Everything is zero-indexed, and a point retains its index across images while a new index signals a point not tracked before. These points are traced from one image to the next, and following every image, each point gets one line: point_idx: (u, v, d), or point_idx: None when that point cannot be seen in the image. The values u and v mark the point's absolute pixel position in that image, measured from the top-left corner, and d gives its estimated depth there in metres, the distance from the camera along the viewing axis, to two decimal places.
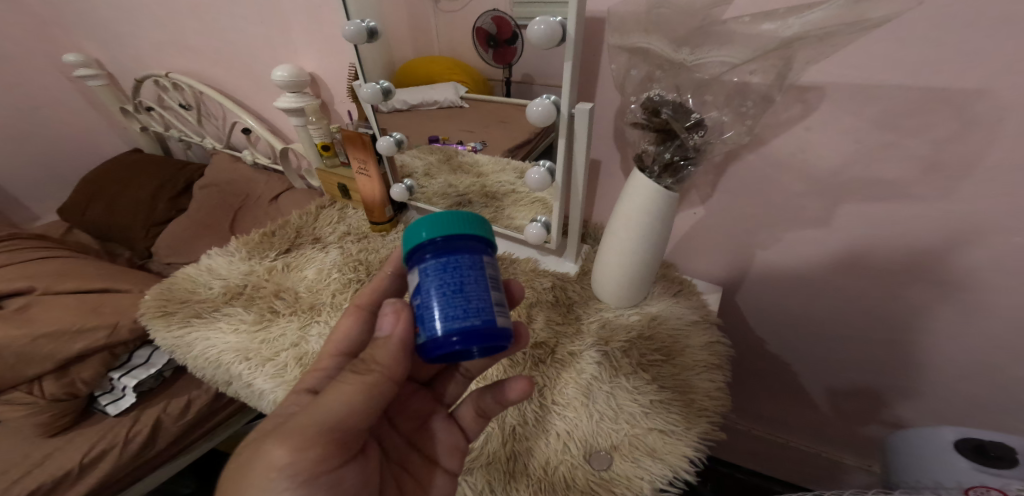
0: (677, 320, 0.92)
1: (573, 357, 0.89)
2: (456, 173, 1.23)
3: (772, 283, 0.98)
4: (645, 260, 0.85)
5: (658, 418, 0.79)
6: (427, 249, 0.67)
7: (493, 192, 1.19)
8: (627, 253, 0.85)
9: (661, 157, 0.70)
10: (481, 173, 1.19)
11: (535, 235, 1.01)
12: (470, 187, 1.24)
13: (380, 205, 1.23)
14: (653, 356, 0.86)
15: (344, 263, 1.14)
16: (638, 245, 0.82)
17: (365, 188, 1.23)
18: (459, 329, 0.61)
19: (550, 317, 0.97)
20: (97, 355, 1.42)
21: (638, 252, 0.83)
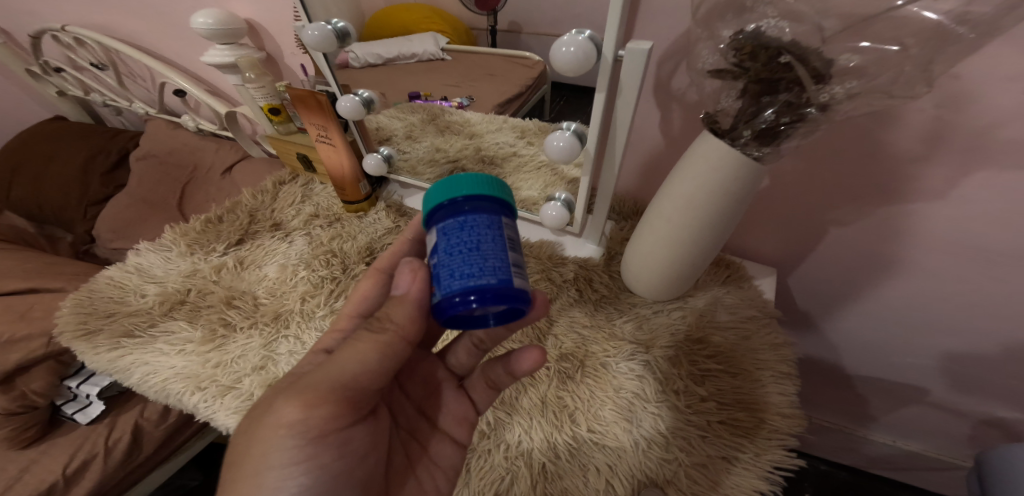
0: (730, 316, 0.76)
1: (607, 369, 0.72)
2: (442, 136, 1.03)
3: (839, 263, 0.81)
4: (703, 251, 0.66)
5: (719, 444, 0.64)
6: (442, 206, 0.50)
7: (490, 156, 0.99)
8: (681, 243, 0.66)
9: (759, 120, 0.50)
10: (473, 133, 0.99)
11: (552, 217, 0.81)
12: (461, 152, 1.02)
13: (353, 182, 0.97)
14: (707, 365, 0.70)
15: (312, 258, 0.89)
16: (699, 231, 0.63)
17: (331, 161, 0.96)
18: (475, 288, 0.44)
19: (574, 317, 0.79)
20: (43, 365, 1.15)
21: (698, 240, 0.64)
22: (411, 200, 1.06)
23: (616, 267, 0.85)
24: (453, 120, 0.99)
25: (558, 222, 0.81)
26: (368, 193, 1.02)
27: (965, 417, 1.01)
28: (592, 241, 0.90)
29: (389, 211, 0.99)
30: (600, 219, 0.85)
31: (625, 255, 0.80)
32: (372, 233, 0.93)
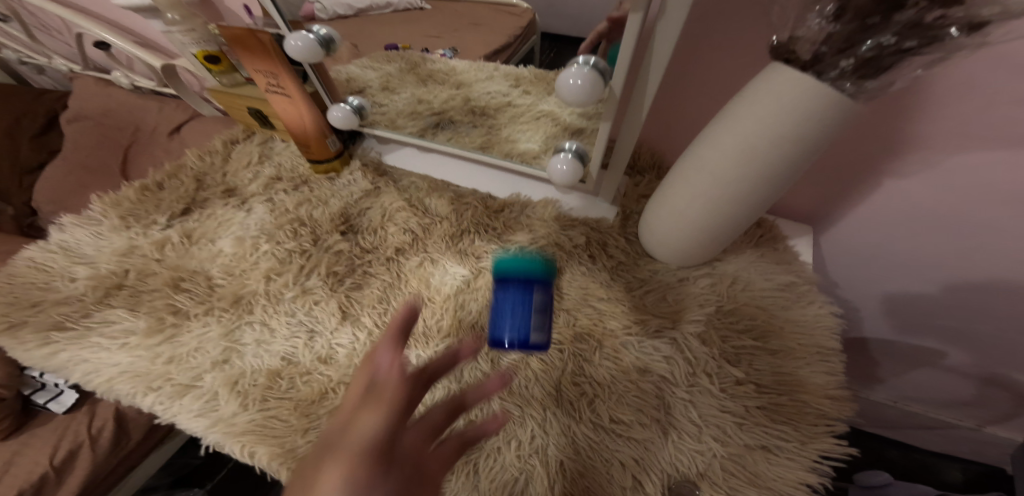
0: (765, 284, 0.66)
1: (627, 349, 0.62)
2: (424, 87, 0.87)
3: (882, 219, 0.72)
4: (748, 210, 0.56)
5: (758, 433, 0.56)
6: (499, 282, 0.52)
7: (480, 106, 0.83)
8: (723, 201, 0.55)
9: (873, 44, 0.39)
10: (460, 83, 0.84)
11: (559, 172, 0.68)
12: (446, 105, 0.86)
13: (318, 137, 0.81)
14: (742, 342, 0.61)
15: (275, 228, 0.75)
16: (749, 188, 0.52)
17: (286, 115, 0.80)
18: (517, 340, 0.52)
19: (588, 289, 0.67)
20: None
21: (746, 197, 0.54)
22: (391, 158, 0.90)
23: (631, 229, 0.73)
24: (437, 69, 0.84)
25: (568, 177, 0.68)
26: (340, 151, 0.86)
27: (988, 381, 0.95)
28: (605, 200, 0.76)
29: (364, 169, 0.85)
30: (618, 171, 0.72)
31: (647, 215, 0.69)
32: (344, 198, 0.80)
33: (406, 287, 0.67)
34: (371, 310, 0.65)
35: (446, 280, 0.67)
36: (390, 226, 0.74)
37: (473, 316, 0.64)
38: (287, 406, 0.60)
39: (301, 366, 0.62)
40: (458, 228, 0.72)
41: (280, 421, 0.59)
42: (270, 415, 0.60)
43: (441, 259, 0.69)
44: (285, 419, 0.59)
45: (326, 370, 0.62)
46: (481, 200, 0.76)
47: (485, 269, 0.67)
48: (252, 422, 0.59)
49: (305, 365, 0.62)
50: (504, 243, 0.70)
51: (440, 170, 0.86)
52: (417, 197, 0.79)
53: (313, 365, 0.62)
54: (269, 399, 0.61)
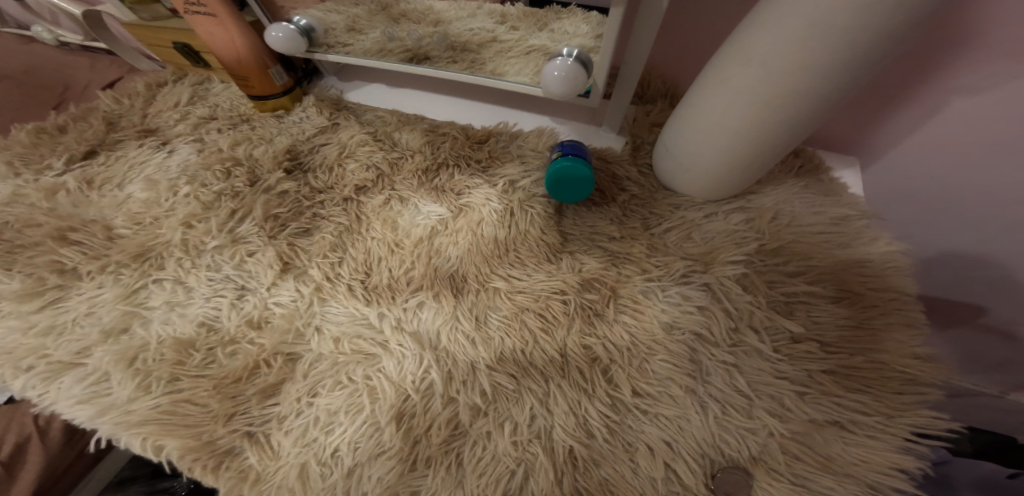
0: (817, 216, 0.52)
1: (650, 299, 0.48)
2: (396, 26, 0.68)
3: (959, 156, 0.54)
4: (812, 116, 0.40)
5: (826, 404, 0.42)
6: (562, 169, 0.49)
7: (461, 44, 0.65)
8: (777, 102, 0.39)
9: None
10: (440, 21, 0.66)
11: (557, 82, 0.48)
12: (422, 43, 0.67)
13: (256, 67, 0.59)
14: (797, 290, 0.46)
15: (202, 169, 0.57)
16: (820, 79, 0.36)
17: (209, 37, 0.56)
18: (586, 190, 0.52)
19: (597, 228, 0.53)
20: None
21: (811, 94, 0.37)
22: (355, 96, 0.69)
23: (645, 158, 0.58)
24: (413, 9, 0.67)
25: (568, 90, 0.48)
26: (289, 85, 0.63)
27: (1000, 372, 0.74)
28: (610, 129, 0.62)
29: (320, 103, 0.63)
30: (631, 80, 0.54)
31: (668, 136, 0.53)
32: (290, 136, 0.60)
33: (365, 232, 0.52)
34: (319, 261, 0.51)
35: (419, 224, 0.53)
36: (348, 160, 0.57)
37: (453, 267, 0.51)
38: (204, 387, 0.45)
39: (225, 333, 0.48)
40: (433, 162, 0.56)
41: (193, 407, 0.44)
42: (180, 399, 0.45)
43: (412, 197, 0.54)
44: (202, 403, 0.44)
45: (258, 339, 0.48)
46: (461, 129, 0.60)
47: (467, 208, 0.53)
48: (155, 410, 0.44)
49: (231, 332, 0.48)
50: (491, 179, 0.55)
51: (420, 106, 0.66)
52: (387, 130, 0.60)
53: (241, 332, 0.48)
54: (180, 378, 0.46)
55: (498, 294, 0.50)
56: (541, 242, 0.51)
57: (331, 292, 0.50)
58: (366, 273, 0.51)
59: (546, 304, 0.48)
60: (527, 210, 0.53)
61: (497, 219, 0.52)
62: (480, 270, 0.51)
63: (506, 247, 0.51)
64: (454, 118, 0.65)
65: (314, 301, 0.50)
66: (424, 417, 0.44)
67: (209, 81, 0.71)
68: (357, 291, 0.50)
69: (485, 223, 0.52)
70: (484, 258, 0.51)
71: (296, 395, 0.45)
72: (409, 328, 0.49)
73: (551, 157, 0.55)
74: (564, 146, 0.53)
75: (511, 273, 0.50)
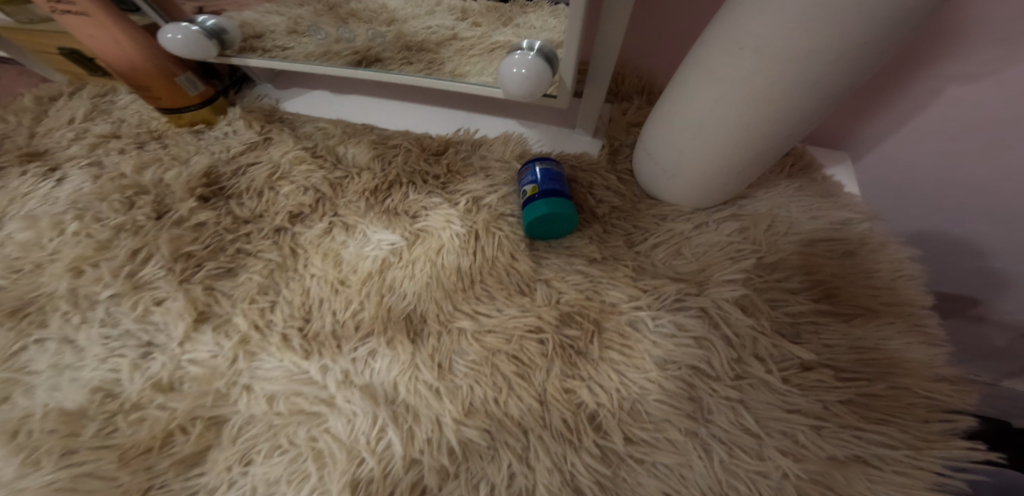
0: (816, 222, 0.46)
1: (640, 333, 0.42)
2: (344, 26, 0.58)
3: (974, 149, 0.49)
4: (816, 109, 0.33)
5: (846, 439, 0.36)
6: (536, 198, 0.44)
7: (418, 44, 0.55)
8: (774, 96, 0.33)
9: None
10: (394, 20, 0.56)
11: (517, 81, 0.40)
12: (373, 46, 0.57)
13: (157, 74, 0.50)
14: (803, 311, 0.41)
15: (97, 200, 0.48)
16: (826, 66, 0.29)
17: (93, 42, 0.47)
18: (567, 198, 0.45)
19: (576, 250, 0.46)
20: None
21: (815, 85, 0.31)
22: (294, 105, 0.59)
23: (625, 164, 0.52)
24: (364, 7, 0.57)
25: (531, 90, 0.40)
26: (207, 95, 0.55)
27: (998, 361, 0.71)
28: (584, 132, 0.55)
29: (250, 114, 0.54)
30: (604, 75, 0.47)
31: (649, 137, 0.46)
32: (210, 156, 0.50)
33: (302, 268, 0.44)
34: (245, 308, 0.43)
35: (368, 255, 0.45)
36: (282, 181, 0.48)
37: (408, 307, 0.43)
38: (109, 458, 0.36)
39: (126, 399, 0.39)
40: (383, 181, 0.48)
41: (96, 481, 0.35)
42: (81, 473, 0.36)
43: (358, 223, 0.46)
44: (109, 476, 0.36)
45: (170, 402, 0.39)
46: (415, 140, 0.51)
47: (425, 233, 0.46)
48: (49, 489, 0.35)
49: (133, 397, 0.39)
50: (452, 196, 0.47)
51: (369, 114, 0.58)
52: (328, 145, 0.51)
53: (145, 397, 0.39)
54: (76, 450, 0.37)
55: (464, 335, 0.43)
56: (512, 272, 0.44)
57: (259, 344, 0.42)
58: (305, 317, 0.43)
59: (520, 346, 0.42)
60: (494, 233, 0.45)
61: (460, 246, 0.45)
62: (440, 306, 0.43)
63: (471, 277, 0.44)
64: (407, 126, 0.56)
65: (239, 355, 0.41)
66: (383, 482, 0.36)
67: (113, 92, 0.61)
68: (294, 340, 0.42)
69: (445, 251, 0.45)
70: (445, 292, 0.44)
71: (226, 463, 0.37)
72: (358, 381, 0.41)
73: (520, 190, 0.47)
74: (536, 172, 0.46)
75: (477, 307, 0.43)
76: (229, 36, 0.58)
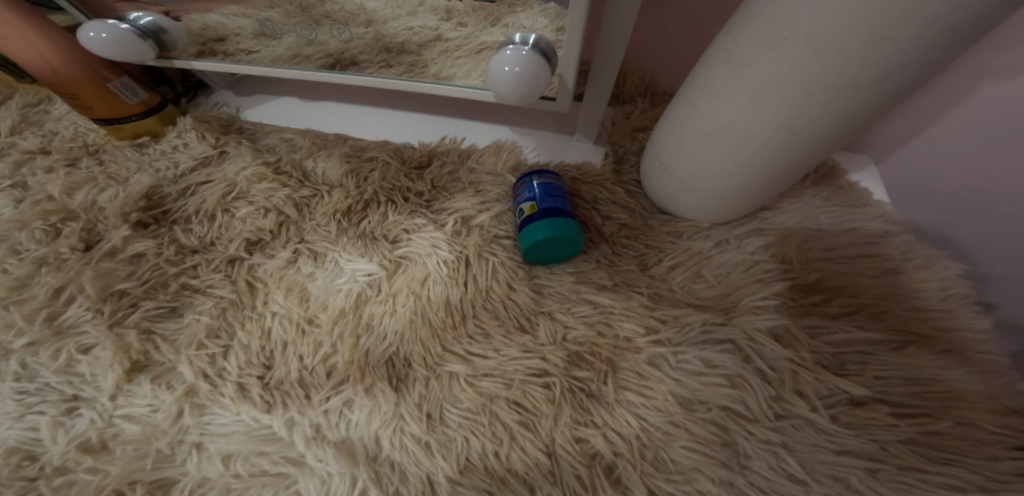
0: (850, 235, 0.41)
1: (662, 371, 0.36)
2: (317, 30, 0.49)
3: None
4: (877, 108, 0.27)
5: (910, 484, 0.31)
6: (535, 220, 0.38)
7: (399, 45, 0.48)
8: (826, 96, 0.26)
9: None
10: (373, 20, 0.47)
11: (511, 80, 0.34)
12: (349, 48, 0.50)
13: (87, 80, 0.43)
14: (847, 340, 0.35)
15: (15, 227, 0.40)
16: (898, 57, 0.23)
17: (10, 46, 0.40)
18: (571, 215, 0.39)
19: (582, 275, 0.40)
20: None
21: (881, 80, 0.24)
22: (256, 113, 0.53)
23: (631, 175, 0.47)
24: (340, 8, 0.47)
25: (528, 91, 0.34)
26: (151, 103, 0.48)
27: None
28: (585, 138, 0.49)
29: (202, 124, 0.47)
30: (608, 70, 0.41)
31: (661, 143, 0.40)
32: (153, 175, 0.43)
33: (262, 305, 0.38)
34: (191, 355, 0.36)
35: (339, 289, 0.38)
36: (238, 202, 0.41)
37: (387, 348, 0.37)
38: None
39: (47, 463, 0.32)
40: (357, 200, 0.42)
41: None
42: None
43: (328, 251, 0.40)
44: None
45: (100, 468, 0.32)
46: (394, 152, 0.45)
47: (407, 261, 0.39)
48: None
49: (53, 462, 0.32)
50: (437, 216, 0.41)
51: (342, 122, 0.51)
52: (294, 159, 0.44)
53: (70, 460, 0.32)
54: None
55: (455, 380, 0.36)
56: (509, 305, 0.38)
57: (208, 397, 0.35)
58: (266, 363, 0.36)
59: (522, 391, 0.35)
60: (487, 259, 0.39)
61: (448, 276, 0.39)
62: (426, 346, 0.37)
63: (461, 311, 0.38)
64: (384, 135, 0.50)
65: (185, 410, 0.34)
66: None
67: (48, 102, 0.54)
68: (252, 391, 0.35)
69: (431, 281, 0.38)
70: (432, 328, 0.37)
71: None
72: (332, 436, 0.34)
73: (516, 208, 0.41)
74: (534, 188, 0.40)
75: (470, 346, 0.37)
76: (171, 35, 0.50)
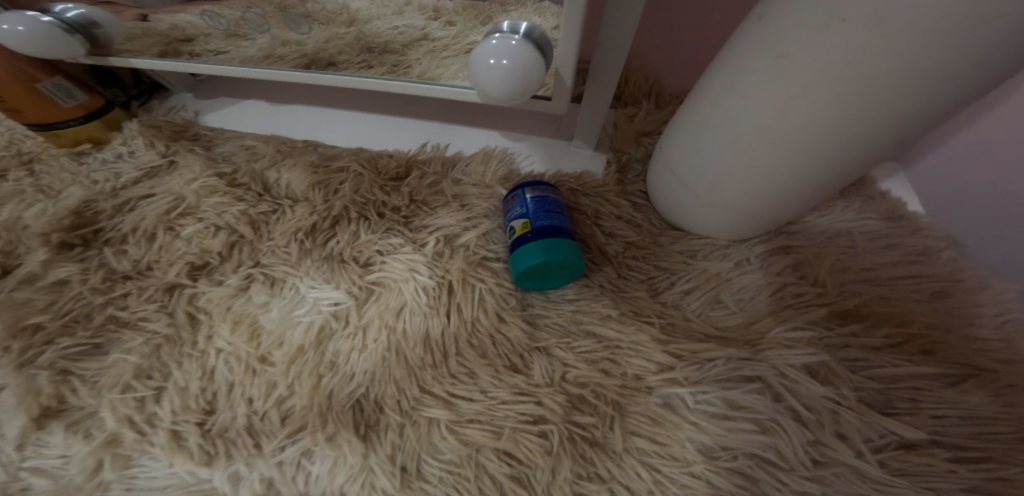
0: (889, 253, 0.36)
1: (676, 414, 0.30)
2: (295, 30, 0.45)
3: None
4: (954, 106, 0.21)
5: None
6: (530, 239, 0.32)
7: (382, 45, 0.44)
8: (888, 93, 0.21)
9: None
10: (355, 20, 0.44)
11: (498, 75, 0.28)
12: (327, 48, 0.45)
13: (18, 83, 0.38)
14: (897, 375, 0.29)
15: None
16: (994, 39, 0.17)
17: None
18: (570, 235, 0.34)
19: (583, 301, 0.35)
20: None
21: (966, 70, 0.19)
22: (217, 117, 0.47)
23: (636, 185, 0.41)
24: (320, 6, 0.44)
25: (517, 89, 0.29)
26: (93, 107, 0.43)
27: None
28: (584, 144, 0.44)
29: (150, 131, 0.42)
30: (611, 70, 0.36)
31: (674, 150, 0.35)
32: (86, 187, 0.39)
33: (204, 341, 0.32)
34: (114, 399, 0.30)
35: (298, 322, 0.33)
36: (185, 218, 0.36)
37: (354, 390, 0.31)
38: None
39: None
40: (324, 216, 0.36)
41: None
42: None
43: (287, 276, 0.34)
44: None
45: None
46: (368, 161, 0.40)
47: (380, 288, 0.34)
48: None
49: None
50: (416, 235, 0.36)
51: (313, 127, 0.46)
52: (253, 170, 0.39)
53: None
54: None
55: (434, 426, 0.30)
56: (497, 339, 0.33)
57: (133, 448, 0.29)
58: (206, 407, 0.31)
59: (514, 441, 0.30)
60: (473, 286, 0.34)
61: (427, 305, 0.33)
62: (399, 387, 0.31)
63: (442, 347, 0.33)
64: (359, 141, 0.45)
65: (103, 462, 0.29)
66: None
67: None
68: (188, 439, 0.29)
69: (408, 311, 0.33)
70: (407, 367, 0.32)
71: None
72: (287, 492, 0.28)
73: (507, 226, 0.36)
74: (527, 202, 0.34)
75: (452, 386, 0.31)
76: (102, 30, 0.45)
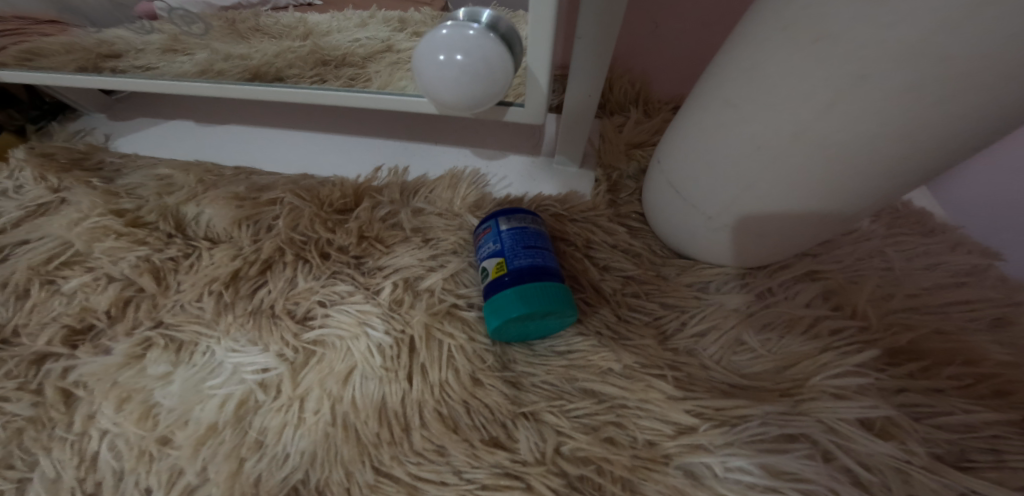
0: (930, 276, 0.31)
1: (702, 489, 0.23)
2: (242, 45, 0.39)
3: None
4: None
5: None
6: (507, 284, 0.26)
7: (338, 58, 0.38)
8: (987, 80, 0.15)
9: None
10: (312, 32, 0.39)
11: (453, 75, 0.23)
12: (275, 61, 0.39)
13: None
14: (973, 422, 0.23)
15: None
16: None
17: None
18: (555, 275, 0.27)
19: (577, 350, 0.28)
20: None
21: None
22: (131, 142, 0.41)
23: (630, 205, 0.36)
24: (273, 19, 0.39)
25: (480, 92, 0.24)
26: None
27: None
28: (569, 161, 0.38)
29: (43, 160, 0.36)
30: (593, 74, 0.30)
31: (676, 164, 0.29)
32: None
33: (82, 422, 0.25)
34: None
35: (211, 396, 0.25)
36: (71, 268, 0.29)
37: (288, 476, 0.24)
38: None
39: None
40: (251, 261, 0.29)
41: None
42: None
43: (199, 337, 0.27)
44: None
45: None
46: (307, 190, 0.33)
47: (322, 347, 0.27)
48: None
49: None
50: (369, 280, 0.29)
51: (247, 150, 0.39)
52: (164, 205, 0.32)
53: None
54: None
55: None
56: (473, 407, 0.26)
57: None
58: None
59: None
60: (440, 340, 0.27)
61: (382, 367, 0.26)
62: (347, 471, 0.24)
63: (403, 419, 0.25)
64: (301, 167, 0.38)
65: None
66: None
67: None
68: None
69: (359, 375, 0.26)
70: (358, 444, 0.25)
71: None
72: None
73: (478, 265, 0.29)
74: (501, 237, 0.28)
75: (416, 467, 0.24)
76: None
